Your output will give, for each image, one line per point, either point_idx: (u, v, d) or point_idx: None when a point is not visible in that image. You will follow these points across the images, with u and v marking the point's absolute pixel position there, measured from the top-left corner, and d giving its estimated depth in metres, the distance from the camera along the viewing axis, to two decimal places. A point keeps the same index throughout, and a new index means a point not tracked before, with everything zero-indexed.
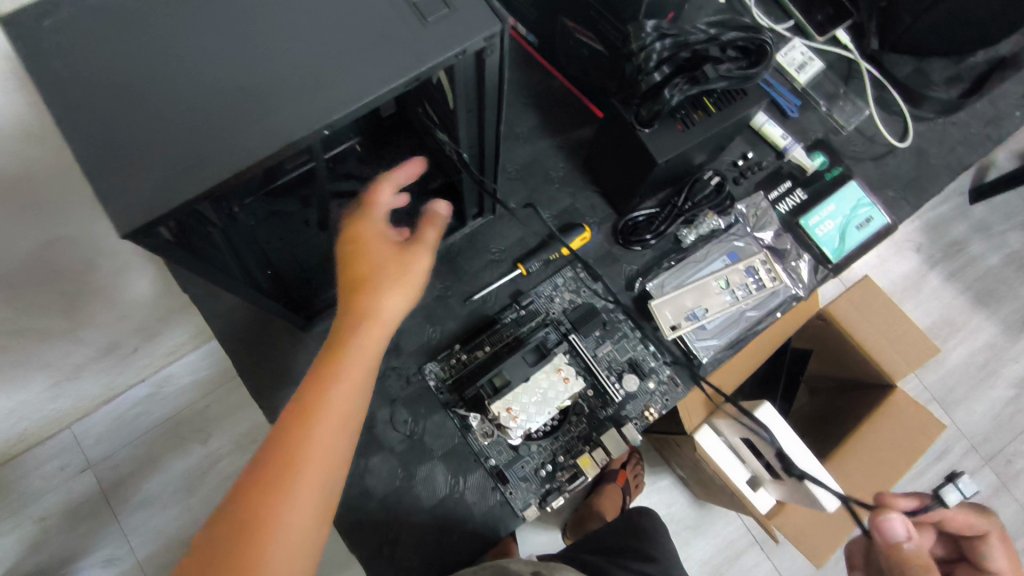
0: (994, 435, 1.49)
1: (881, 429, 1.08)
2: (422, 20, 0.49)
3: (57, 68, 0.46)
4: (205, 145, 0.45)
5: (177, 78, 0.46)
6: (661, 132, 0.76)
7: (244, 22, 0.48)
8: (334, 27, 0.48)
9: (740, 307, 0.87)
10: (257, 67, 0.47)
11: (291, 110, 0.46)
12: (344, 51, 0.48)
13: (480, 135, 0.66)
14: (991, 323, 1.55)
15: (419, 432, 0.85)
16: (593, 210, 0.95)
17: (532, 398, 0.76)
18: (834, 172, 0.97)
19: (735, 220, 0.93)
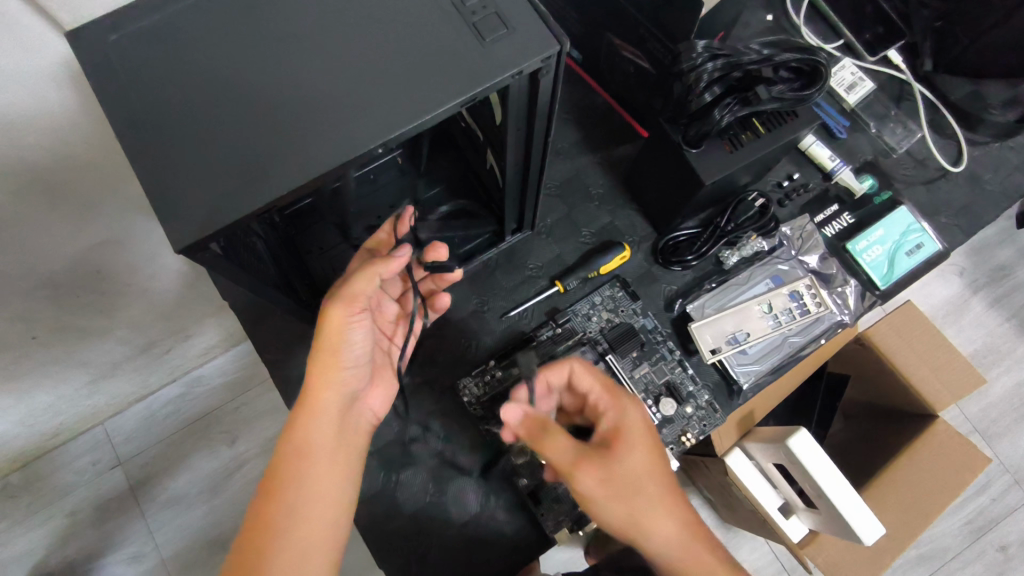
0: None
1: (922, 460, 1.04)
2: (480, 40, 0.48)
3: (124, 81, 0.47)
4: (262, 163, 0.46)
5: (238, 96, 0.47)
6: (708, 152, 0.75)
7: (304, 39, 0.48)
8: (392, 46, 0.48)
9: (783, 333, 0.85)
10: (318, 86, 0.47)
11: (351, 129, 0.46)
12: (402, 71, 0.48)
13: (526, 154, 0.65)
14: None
15: (452, 447, 0.84)
16: (634, 228, 0.93)
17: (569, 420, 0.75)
18: (883, 197, 0.94)
19: (779, 243, 0.90)
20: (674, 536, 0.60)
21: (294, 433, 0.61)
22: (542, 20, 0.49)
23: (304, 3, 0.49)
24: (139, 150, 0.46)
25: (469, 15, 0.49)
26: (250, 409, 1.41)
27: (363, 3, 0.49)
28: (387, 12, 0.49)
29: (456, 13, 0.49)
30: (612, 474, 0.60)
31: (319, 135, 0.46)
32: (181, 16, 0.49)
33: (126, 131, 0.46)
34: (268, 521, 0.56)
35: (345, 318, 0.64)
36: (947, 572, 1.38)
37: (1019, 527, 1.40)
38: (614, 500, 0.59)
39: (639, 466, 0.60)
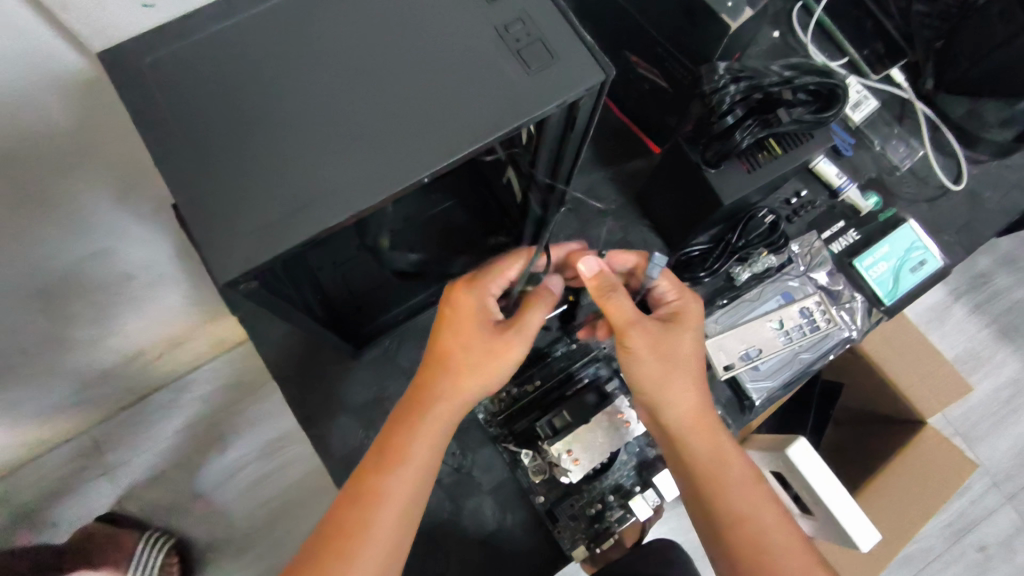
0: (1016, 472, 1.48)
1: (913, 464, 1.08)
2: (524, 67, 0.48)
3: (159, 106, 0.46)
4: (305, 192, 0.44)
5: (280, 123, 0.46)
6: (727, 172, 0.76)
7: (347, 65, 0.47)
8: (436, 75, 0.48)
9: (794, 349, 0.86)
10: (364, 115, 0.46)
11: (396, 161, 0.45)
12: (448, 100, 0.47)
13: (554, 176, 0.64)
14: (1016, 359, 1.53)
15: (467, 465, 0.84)
16: (646, 244, 0.94)
17: (595, 439, 0.70)
18: (886, 214, 0.96)
19: (789, 260, 0.91)
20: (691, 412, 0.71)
21: (430, 418, 0.68)
22: (586, 46, 0.49)
23: (344, 30, 0.48)
24: (176, 179, 0.44)
25: (512, 42, 0.48)
26: (242, 416, 1.37)
27: (404, 29, 0.49)
28: (431, 39, 0.48)
29: (500, 40, 0.49)
30: (663, 340, 0.70)
31: (363, 166, 0.45)
32: (218, 40, 0.48)
33: (162, 158, 0.45)
34: (381, 490, 0.64)
35: (521, 337, 0.69)
36: (928, 572, 1.42)
37: (997, 528, 1.45)
38: (655, 360, 0.70)
39: (681, 342, 0.71)
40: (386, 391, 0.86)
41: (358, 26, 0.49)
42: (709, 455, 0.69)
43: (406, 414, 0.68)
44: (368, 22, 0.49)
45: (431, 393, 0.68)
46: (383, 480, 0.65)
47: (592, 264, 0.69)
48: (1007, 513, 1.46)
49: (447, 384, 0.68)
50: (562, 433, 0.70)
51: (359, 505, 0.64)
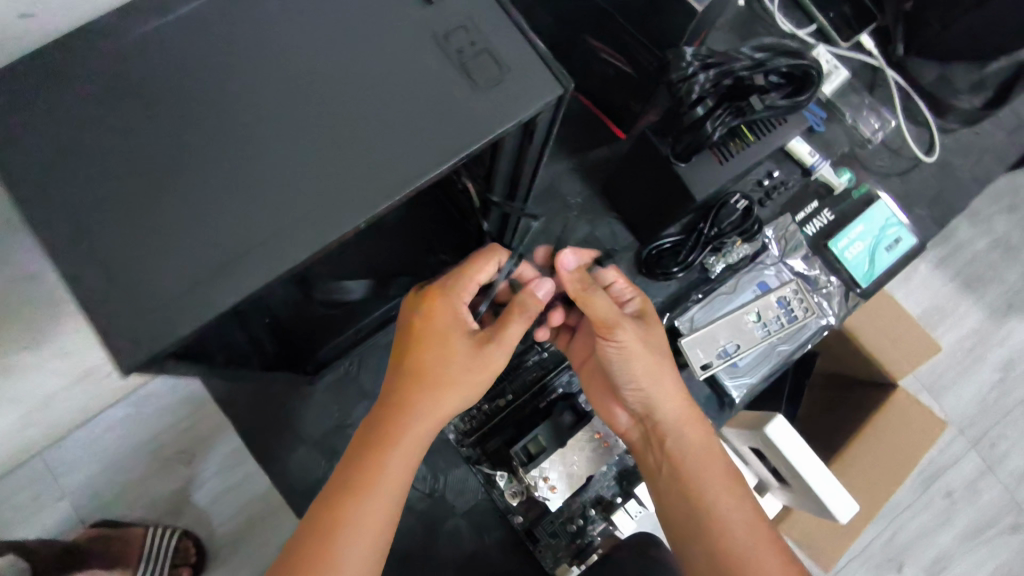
0: (978, 420, 1.51)
1: (886, 425, 1.08)
2: (471, 85, 0.41)
3: (37, 160, 0.38)
4: (220, 252, 0.37)
5: (186, 171, 0.39)
6: (699, 164, 0.71)
7: (263, 95, 0.40)
8: (370, 101, 0.41)
9: (773, 341, 0.83)
10: (286, 155, 0.39)
11: (329, 207, 0.39)
12: (385, 131, 0.40)
13: (513, 186, 0.58)
14: (978, 309, 1.54)
15: (440, 488, 0.80)
16: (615, 238, 0.89)
17: (570, 465, 0.67)
18: (862, 190, 0.93)
19: (764, 247, 0.88)
20: (676, 408, 0.69)
21: (406, 436, 0.62)
22: (540, 56, 0.42)
23: (257, 54, 0.41)
24: (64, 248, 0.37)
25: (456, 57, 0.42)
26: (207, 423, 1.25)
27: (329, 48, 0.41)
28: (361, 57, 0.41)
29: (443, 55, 0.42)
30: (647, 336, 0.69)
31: (288, 216, 0.38)
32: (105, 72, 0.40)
33: (45, 222, 0.37)
34: (351, 517, 0.58)
35: (502, 349, 0.65)
36: (898, 523, 1.46)
37: (961, 475, 1.49)
38: (644, 355, 0.68)
39: (659, 337, 0.70)
40: (349, 417, 0.81)
41: (273, 47, 0.41)
42: (701, 449, 0.68)
43: (378, 437, 0.62)
44: (284, 41, 0.41)
45: (402, 412, 0.63)
46: (355, 505, 0.59)
47: (572, 262, 0.68)
48: (971, 460, 1.50)
49: (422, 399, 0.63)
50: (539, 460, 0.66)
51: (328, 533, 0.57)
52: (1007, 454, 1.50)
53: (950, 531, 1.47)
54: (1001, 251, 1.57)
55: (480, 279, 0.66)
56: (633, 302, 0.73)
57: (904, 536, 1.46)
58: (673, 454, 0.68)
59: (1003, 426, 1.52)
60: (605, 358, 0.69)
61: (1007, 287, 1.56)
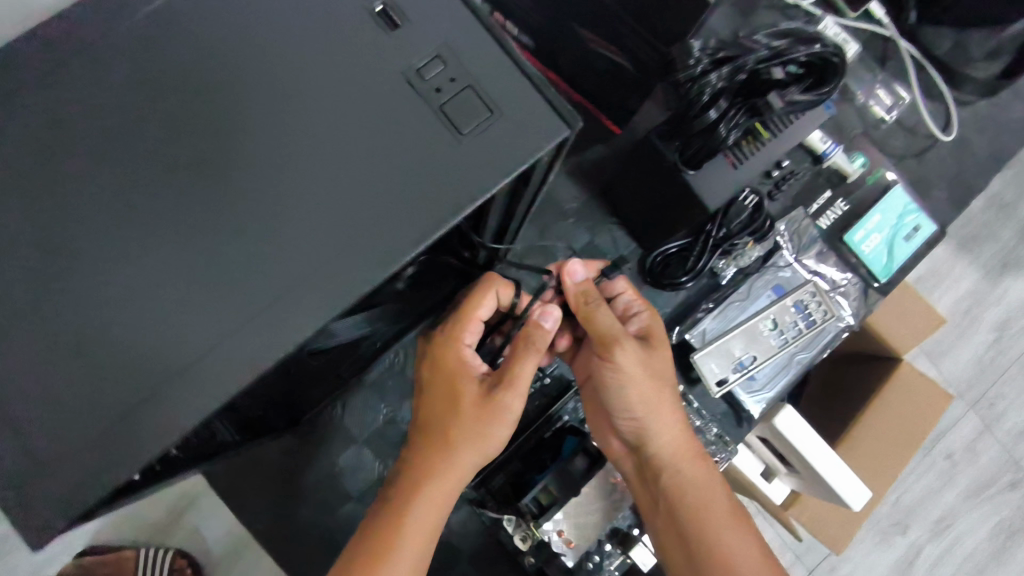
0: (976, 381, 1.43)
1: (891, 398, 1.04)
2: (461, 139, 0.36)
3: (6, 292, 0.35)
4: (213, 381, 0.34)
5: (165, 288, 0.35)
6: (711, 170, 0.63)
7: (240, 189, 0.36)
8: (357, 181, 0.36)
9: (790, 350, 0.77)
10: (271, 253, 0.35)
11: (322, 312, 0.34)
12: (377, 214, 0.35)
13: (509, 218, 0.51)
14: (973, 270, 1.45)
15: (442, 534, 0.73)
16: (616, 246, 0.81)
17: (587, 516, 0.63)
18: (875, 176, 0.86)
19: (776, 247, 0.81)
20: (675, 441, 0.63)
21: (426, 494, 0.54)
22: (540, 91, 0.36)
23: (226, 137, 0.36)
24: (43, 389, 0.33)
25: (440, 105, 0.36)
26: None
27: (302, 120, 0.36)
28: (342, 127, 0.36)
29: (427, 109, 0.36)
30: (648, 359, 0.62)
31: (280, 327, 0.34)
32: None
33: (19, 362, 0.34)
34: None
35: (514, 390, 0.56)
36: (903, 486, 1.38)
37: (961, 436, 1.41)
38: (642, 384, 0.61)
39: (664, 360, 0.63)
40: (338, 464, 0.73)
41: (243, 126, 0.36)
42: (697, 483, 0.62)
43: (395, 510, 0.53)
44: (256, 118, 0.36)
45: (415, 477, 0.55)
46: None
47: (581, 272, 0.60)
48: (969, 422, 1.41)
49: (439, 452, 0.55)
50: (551, 512, 0.62)
51: None
52: (1005, 414, 1.43)
53: (952, 492, 1.39)
54: (995, 209, 1.47)
55: (479, 315, 0.58)
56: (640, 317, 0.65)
57: (908, 501, 1.38)
58: (668, 492, 0.62)
59: (1001, 385, 1.43)
60: (599, 381, 0.63)
61: (1000, 245, 1.46)
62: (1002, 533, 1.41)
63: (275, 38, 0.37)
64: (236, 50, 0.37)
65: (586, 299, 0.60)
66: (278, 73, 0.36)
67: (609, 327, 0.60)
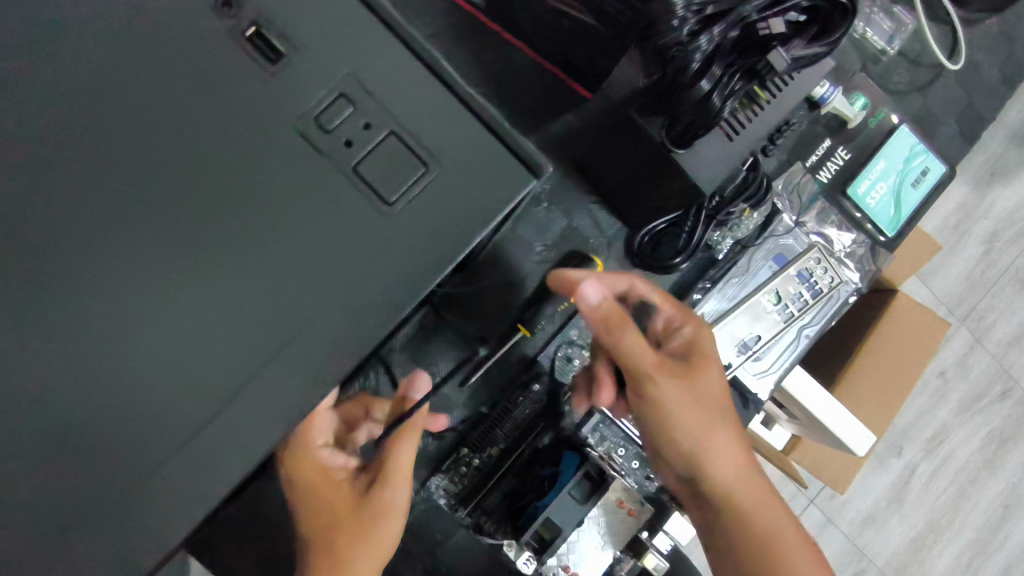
0: (967, 296, 1.35)
1: (887, 338, 0.99)
2: (392, 209, 0.32)
3: None
4: (171, 519, 0.30)
5: (100, 418, 0.30)
6: (705, 144, 0.55)
7: (179, 291, 0.31)
8: (309, 268, 0.32)
9: (797, 325, 0.71)
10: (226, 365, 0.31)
11: (285, 422, 0.31)
12: (326, 305, 0.31)
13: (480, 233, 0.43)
14: (963, 182, 1.36)
15: (435, 563, 0.66)
16: (598, 227, 0.73)
17: (591, 543, 0.60)
18: (878, 117, 0.77)
19: (775, 212, 0.73)
20: (737, 483, 0.55)
21: None
22: (500, 139, 0.32)
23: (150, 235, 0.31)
24: None
25: (356, 167, 0.32)
26: None
27: (231, 191, 0.31)
28: (283, 210, 0.32)
29: (341, 177, 0.32)
30: (690, 383, 0.55)
31: (234, 443, 0.31)
32: None
33: None
34: None
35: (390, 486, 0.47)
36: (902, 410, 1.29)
37: (954, 352, 1.33)
38: (692, 416, 0.54)
39: (711, 386, 0.56)
40: None
41: (173, 220, 0.31)
42: (762, 515, 0.55)
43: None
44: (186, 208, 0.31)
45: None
46: None
47: (599, 293, 0.53)
48: (962, 337, 1.34)
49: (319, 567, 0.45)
50: (555, 546, 0.58)
51: None
52: (995, 325, 1.36)
53: (945, 410, 1.32)
54: None
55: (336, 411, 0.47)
56: (677, 336, 0.58)
57: (903, 421, 1.30)
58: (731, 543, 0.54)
59: (992, 298, 1.36)
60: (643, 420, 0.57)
61: (988, 154, 1.38)
62: (992, 443, 1.35)
63: (186, 103, 0.31)
64: (150, 122, 0.31)
65: (613, 322, 0.52)
66: (194, 145, 0.31)
67: (642, 356, 0.53)
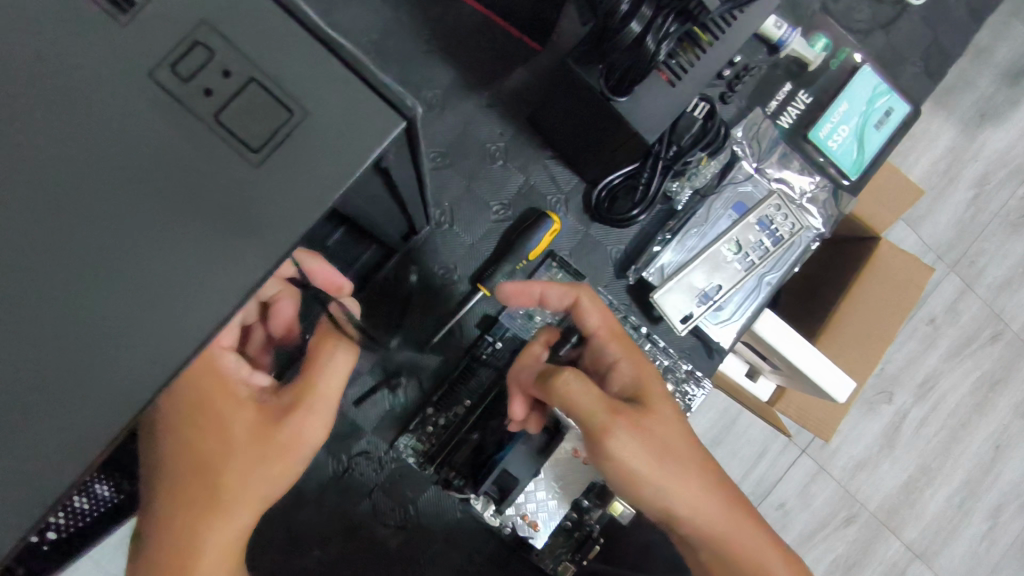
0: (957, 240, 1.34)
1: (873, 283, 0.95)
2: (262, 161, 0.28)
3: None
4: None
5: None
6: (645, 92, 0.54)
7: (21, 238, 0.27)
8: (177, 221, 0.28)
9: (757, 273, 0.71)
10: (90, 325, 0.27)
11: None
12: (212, 263, 0.28)
13: (408, 188, 0.42)
14: (952, 124, 1.34)
15: (412, 518, 0.68)
16: (556, 183, 0.72)
17: (547, 491, 0.63)
18: (840, 58, 0.75)
19: (734, 159, 0.72)
20: (717, 517, 0.51)
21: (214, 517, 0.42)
22: (363, 80, 0.29)
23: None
24: None
25: (217, 114, 0.28)
26: None
27: None
28: (144, 156, 0.27)
29: (201, 129, 0.28)
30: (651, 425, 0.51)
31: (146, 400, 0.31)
32: None
33: None
34: None
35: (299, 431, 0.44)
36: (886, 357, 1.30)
37: (943, 298, 1.33)
38: (653, 466, 0.50)
39: (666, 418, 0.52)
40: None
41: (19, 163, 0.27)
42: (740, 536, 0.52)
43: (161, 549, 0.41)
44: (35, 140, 0.27)
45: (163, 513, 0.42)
46: None
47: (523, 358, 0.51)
48: (952, 282, 1.33)
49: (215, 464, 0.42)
50: (511, 496, 0.59)
51: None
52: (986, 269, 1.35)
53: (935, 356, 1.33)
54: (971, 56, 1.34)
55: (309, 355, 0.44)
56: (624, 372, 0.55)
57: (890, 368, 1.30)
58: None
59: (982, 242, 1.35)
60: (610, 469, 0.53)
61: (979, 94, 1.35)
62: (983, 387, 1.35)
63: None
64: None
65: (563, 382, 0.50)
66: None
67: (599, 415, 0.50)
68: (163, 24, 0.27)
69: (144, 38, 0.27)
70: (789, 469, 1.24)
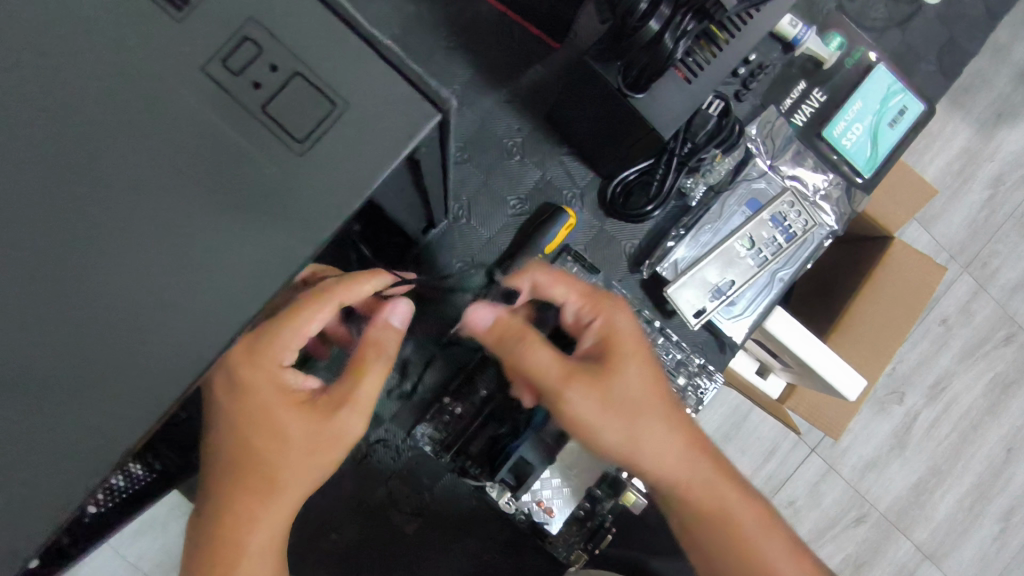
0: (971, 240, 1.33)
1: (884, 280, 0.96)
2: (303, 151, 0.30)
3: None
4: None
5: None
6: (662, 89, 0.55)
7: (77, 220, 0.28)
8: (222, 205, 0.29)
9: (771, 269, 0.71)
10: (140, 302, 0.29)
11: None
12: (252, 247, 0.30)
13: (432, 181, 0.44)
14: (968, 124, 1.34)
15: (428, 504, 0.69)
16: (572, 178, 0.74)
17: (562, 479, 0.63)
18: (855, 57, 0.76)
19: (748, 156, 0.73)
20: (678, 458, 0.55)
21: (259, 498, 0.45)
22: (401, 74, 0.30)
23: (48, 161, 0.28)
24: None
25: (263, 106, 0.29)
26: None
27: None
28: (191, 145, 0.29)
29: (246, 118, 0.29)
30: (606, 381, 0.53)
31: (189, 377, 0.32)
32: None
33: None
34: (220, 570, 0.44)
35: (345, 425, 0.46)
36: (897, 355, 1.30)
37: (957, 298, 1.33)
38: (614, 420, 0.53)
39: (632, 382, 0.54)
40: None
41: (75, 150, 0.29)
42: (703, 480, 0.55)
43: (214, 524, 0.45)
44: (91, 130, 0.29)
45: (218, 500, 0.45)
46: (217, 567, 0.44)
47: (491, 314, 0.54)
48: (966, 283, 1.33)
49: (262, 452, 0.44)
50: (528, 483, 0.62)
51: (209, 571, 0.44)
52: (1000, 270, 1.34)
53: (947, 356, 1.32)
54: (988, 56, 1.34)
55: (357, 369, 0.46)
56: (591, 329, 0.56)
57: (902, 367, 1.30)
58: (690, 525, 0.56)
59: (997, 242, 1.34)
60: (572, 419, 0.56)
61: (996, 94, 1.34)
62: (995, 388, 1.35)
63: None
64: None
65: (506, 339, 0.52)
66: None
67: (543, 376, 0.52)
68: (210, 19, 0.29)
69: (192, 32, 0.29)
70: (800, 466, 1.24)
